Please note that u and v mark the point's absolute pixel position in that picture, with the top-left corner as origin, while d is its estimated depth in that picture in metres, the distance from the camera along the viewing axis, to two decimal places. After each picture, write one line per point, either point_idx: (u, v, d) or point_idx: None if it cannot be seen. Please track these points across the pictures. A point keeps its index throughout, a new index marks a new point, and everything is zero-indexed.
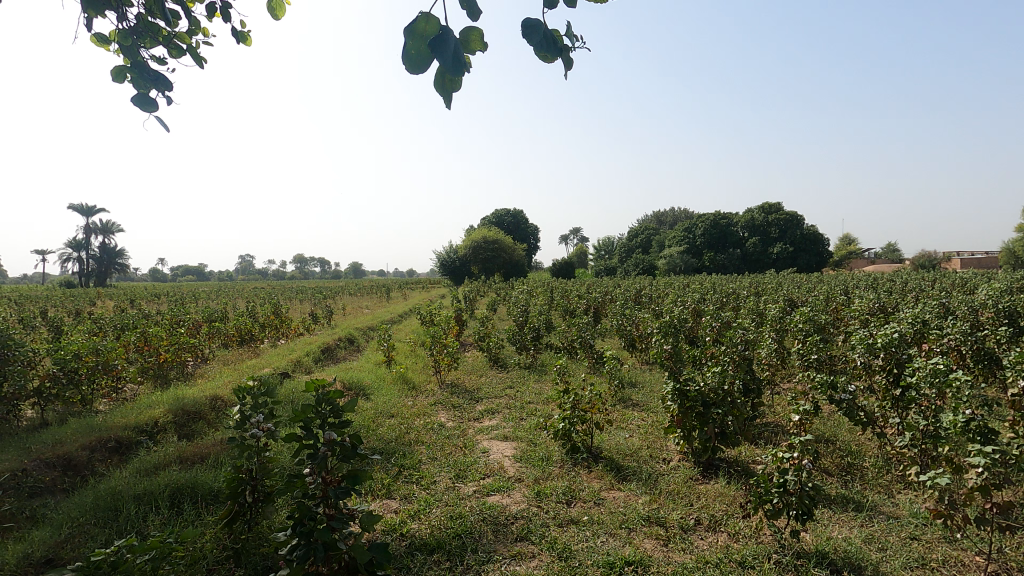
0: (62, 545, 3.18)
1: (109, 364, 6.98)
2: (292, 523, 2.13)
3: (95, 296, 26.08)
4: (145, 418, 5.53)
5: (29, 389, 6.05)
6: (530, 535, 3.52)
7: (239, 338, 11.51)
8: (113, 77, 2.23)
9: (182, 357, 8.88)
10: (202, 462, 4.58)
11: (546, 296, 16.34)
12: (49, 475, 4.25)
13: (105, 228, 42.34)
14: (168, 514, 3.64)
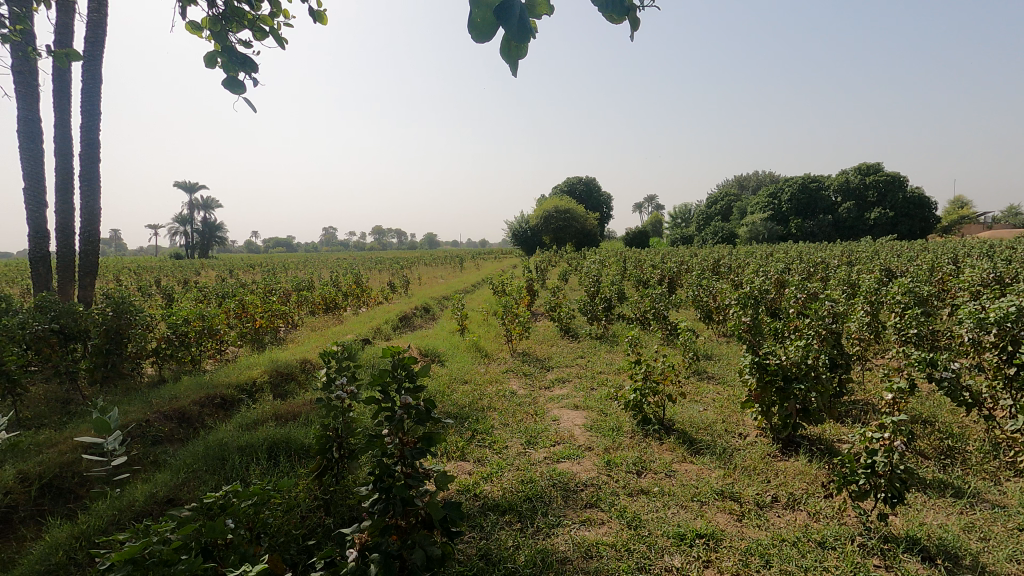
0: (180, 487, 3.60)
1: (213, 329, 7.68)
2: (373, 479, 2.27)
3: (202, 267, 28.48)
4: (246, 378, 6.08)
5: (149, 350, 6.81)
6: (600, 502, 3.56)
7: (325, 306, 12.27)
8: (206, 62, 2.38)
9: (274, 323, 9.62)
10: (295, 420, 4.97)
11: (619, 266, 16.05)
12: (168, 426, 4.80)
13: (206, 203, 45.91)
14: (267, 465, 4.01)
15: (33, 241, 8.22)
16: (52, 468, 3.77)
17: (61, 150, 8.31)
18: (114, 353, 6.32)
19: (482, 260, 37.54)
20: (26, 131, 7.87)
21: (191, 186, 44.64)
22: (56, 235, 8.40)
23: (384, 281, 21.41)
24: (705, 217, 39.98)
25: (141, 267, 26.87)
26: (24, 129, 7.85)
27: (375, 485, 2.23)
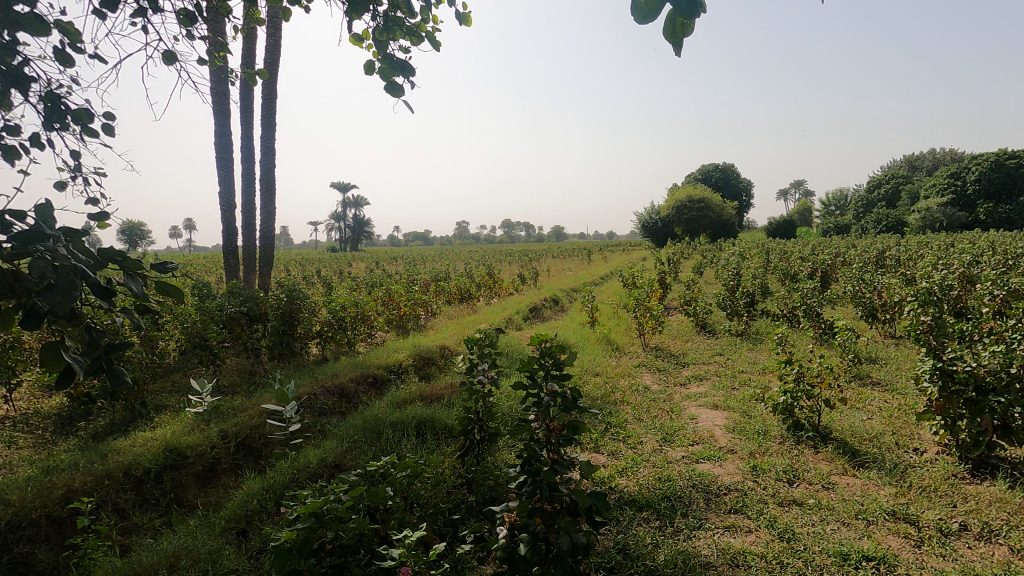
0: (345, 454, 4.03)
1: (365, 315, 8.46)
2: (521, 462, 2.35)
3: (353, 260, 31.53)
4: (394, 360, 6.62)
5: (314, 332, 7.70)
6: (746, 509, 3.34)
7: (460, 296, 12.93)
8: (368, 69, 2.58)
9: (416, 311, 10.34)
10: (439, 402, 5.31)
11: (762, 258, 14.84)
12: (331, 399, 5.40)
13: (356, 202, 50.65)
14: (416, 442, 4.33)
15: (225, 236, 9.69)
16: (245, 429, 4.43)
17: (246, 159, 9.68)
18: (288, 334, 7.25)
19: (609, 252, 36.98)
20: (221, 143, 9.29)
21: (344, 186, 49.55)
22: (242, 232, 9.80)
23: (514, 273, 21.98)
24: (865, 203, 35.43)
25: (304, 259, 30.47)
26: (219, 142, 9.27)
27: (523, 468, 2.31)
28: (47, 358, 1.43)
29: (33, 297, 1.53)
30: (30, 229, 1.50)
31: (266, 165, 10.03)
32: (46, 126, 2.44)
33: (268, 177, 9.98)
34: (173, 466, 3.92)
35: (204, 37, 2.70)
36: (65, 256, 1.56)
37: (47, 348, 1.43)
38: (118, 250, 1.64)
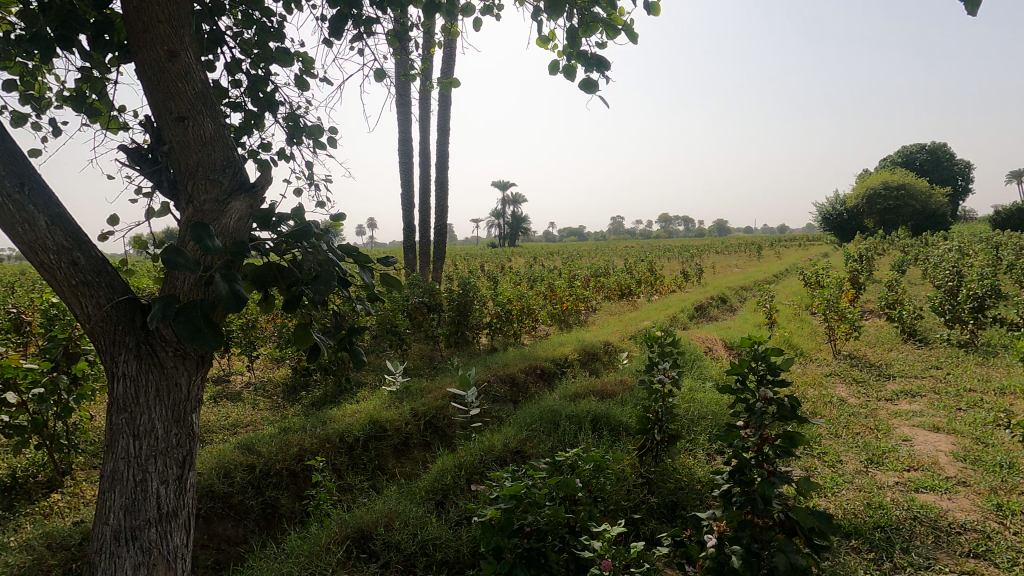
0: (526, 441, 4.22)
1: (530, 308, 8.77)
2: (730, 469, 2.24)
3: (512, 255, 32.87)
4: (560, 354, 6.75)
5: (485, 323, 8.18)
6: (991, 556, 2.79)
7: (620, 291, 12.75)
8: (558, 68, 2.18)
9: (578, 306, 10.43)
10: (612, 398, 5.29)
11: (991, 255, 12.27)
12: (504, 388, 5.69)
13: (514, 199, 52.73)
14: (593, 437, 4.37)
15: (405, 233, 10.73)
16: (433, 409, 4.87)
17: (425, 163, 10.59)
18: (462, 323, 7.80)
19: (783, 247, 33.61)
20: (404, 150, 10.29)
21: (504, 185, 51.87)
22: (420, 229, 10.76)
23: (675, 269, 21.09)
24: None
25: (469, 255, 32.58)
26: (403, 149, 10.26)
27: (734, 477, 2.19)
28: (299, 336, 1.83)
29: (301, 285, 1.82)
30: (301, 228, 1.80)
31: (441, 167, 10.88)
32: (290, 143, 2.90)
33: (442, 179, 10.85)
34: (377, 437, 4.46)
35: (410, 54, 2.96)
36: (325, 250, 1.85)
37: (301, 326, 1.84)
38: (353, 247, 1.98)
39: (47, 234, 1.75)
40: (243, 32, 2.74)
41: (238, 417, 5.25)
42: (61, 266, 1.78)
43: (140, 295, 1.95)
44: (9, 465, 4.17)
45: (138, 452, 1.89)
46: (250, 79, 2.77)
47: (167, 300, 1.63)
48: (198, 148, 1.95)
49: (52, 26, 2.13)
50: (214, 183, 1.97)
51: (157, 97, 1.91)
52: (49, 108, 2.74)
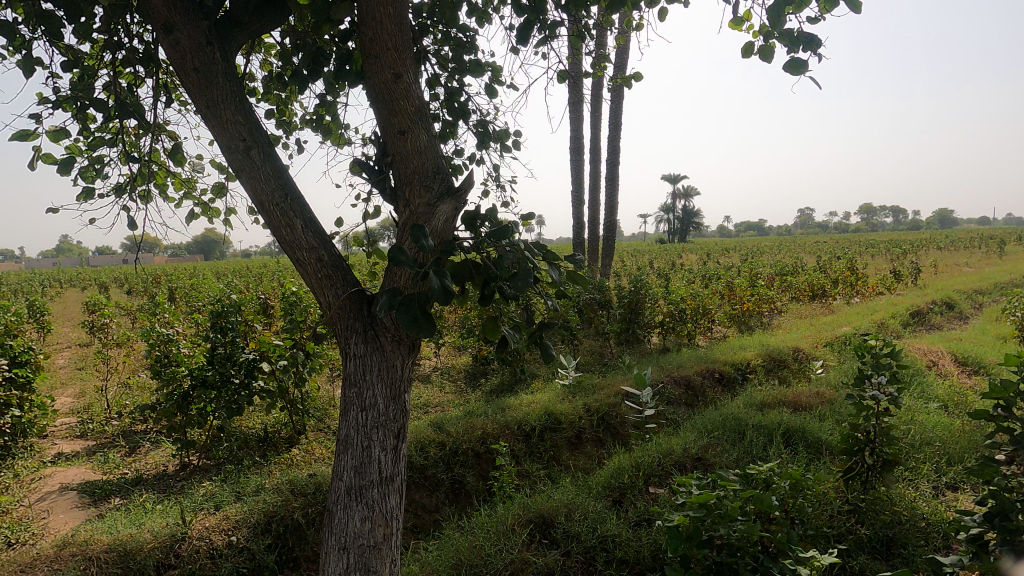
0: (708, 449, 4.01)
1: (706, 308, 8.30)
2: (985, 511, 1.99)
3: (683, 251, 31.37)
4: (741, 358, 6.28)
5: (657, 323, 7.95)
6: None
7: (811, 292, 11.40)
8: (759, 54, 1.81)
9: (761, 307, 9.57)
10: (807, 412, 4.77)
11: None
12: (678, 391, 5.48)
13: (685, 192, 50.26)
14: (786, 452, 3.99)
15: (575, 229, 10.87)
16: (605, 406, 4.89)
17: (595, 160, 10.61)
18: (633, 321, 7.68)
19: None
20: (576, 148, 10.42)
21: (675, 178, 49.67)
22: (589, 225, 10.82)
23: (881, 268, 18.19)
24: None
25: (636, 251, 31.89)
26: (575, 146, 10.40)
27: (992, 520, 1.94)
28: (490, 328, 1.90)
29: (497, 282, 1.83)
30: (500, 228, 1.84)
31: (611, 163, 10.80)
32: (480, 148, 3.11)
33: (613, 175, 10.74)
34: (552, 428, 4.63)
35: (592, 52, 2.99)
36: (523, 248, 1.88)
37: (492, 319, 1.90)
38: (543, 245, 1.96)
39: (302, 235, 2.12)
40: (442, 50, 3.00)
41: (428, 397, 5.85)
42: (311, 261, 2.13)
43: (366, 287, 2.25)
44: (263, 422, 5.19)
45: (364, 422, 2.19)
46: (446, 92, 3.02)
47: (392, 291, 1.74)
48: (414, 157, 2.17)
49: (304, 62, 2.59)
50: (426, 188, 2.18)
51: (384, 114, 2.17)
52: (295, 131, 3.32)
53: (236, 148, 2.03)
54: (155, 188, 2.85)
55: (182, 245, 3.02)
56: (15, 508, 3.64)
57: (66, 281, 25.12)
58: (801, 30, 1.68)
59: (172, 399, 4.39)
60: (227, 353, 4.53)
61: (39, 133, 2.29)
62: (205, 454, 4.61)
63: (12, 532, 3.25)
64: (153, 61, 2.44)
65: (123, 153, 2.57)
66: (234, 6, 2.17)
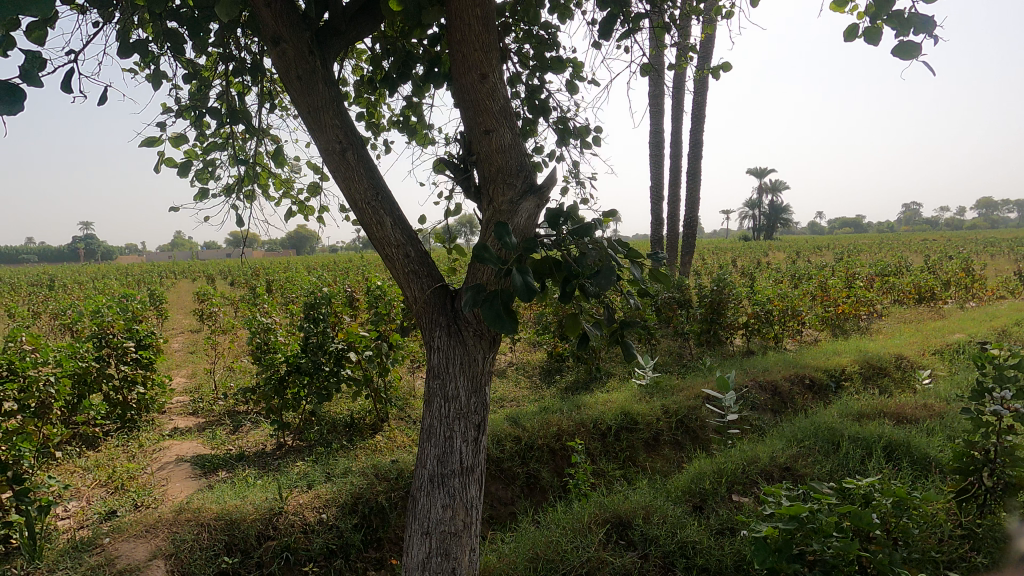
0: (797, 459, 3.80)
1: (796, 310, 7.82)
2: None
3: (769, 249, 29.69)
4: (835, 364, 5.87)
5: (741, 324, 7.59)
6: None
7: (918, 295, 10.43)
8: (863, 36, 1.67)
9: (859, 310, 8.89)
10: (911, 425, 4.38)
11: None
12: (764, 396, 5.22)
13: (773, 186, 47.52)
14: (887, 467, 3.69)
15: (653, 226, 10.60)
16: (685, 409, 4.75)
17: (676, 154, 10.28)
18: (715, 322, 7.38)
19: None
20: (655, 142, 10.14)
21: (762, 172, 47.10)
22: (668, 222, 10.51)
23: (1003, 270, 16.31)
24: None
25: (718, 248, 30.56)
26: (654, 141, 10.12)
27: None
28: (569, 325, 1.88)
29: (580, 280, 1.83)
30: (582, 226, 1.83)
31: (693, 157, 10.42)
32: (560, 145, 3.10)
33: (694, 169, 10.37)
34: (629, 428, 4.55)
35: (677, 44, 2.91)
36: (606, 246, 1.85)
37: (572, 316, 1.88)
38: (626, 243, 1.93)
39: (391, 232, 2.21)
40: (523, 48, 3.03)
41: (504, 392, 5.95)
42: (399, 257, 2.23)
43: (449, 282, 2.32)
44: (350, 408, 5.49)
45: (447, 413, 2.26)
46: (527, 90, 3.05)
47: (476, 287, 1.75)
48: (498, 155, 2.21)
49: (394, 66, 2.71)
50: (509, 186, 2.21)
51: (470, 114, 2.22)
52: (383, 132, 3.47)
53: (333, 150, 2.16)
54: (259, 188, 3.09)
55: (281, 241, 3.25)
56: (140, 474, 4.10)
57: (180, 273, 27.77)
58: (913, 10, 1.53)
59: (270, 383, 4.75)
60: (318, 343, 4.83)
61: (164, 139, 2.55)
62: (299, 435, 4.95)
63: (139, 496, 3.66)
64: (259, 70, 2.64)
65: (233, 156, 2.80)
66: (333, 15, 2.31)
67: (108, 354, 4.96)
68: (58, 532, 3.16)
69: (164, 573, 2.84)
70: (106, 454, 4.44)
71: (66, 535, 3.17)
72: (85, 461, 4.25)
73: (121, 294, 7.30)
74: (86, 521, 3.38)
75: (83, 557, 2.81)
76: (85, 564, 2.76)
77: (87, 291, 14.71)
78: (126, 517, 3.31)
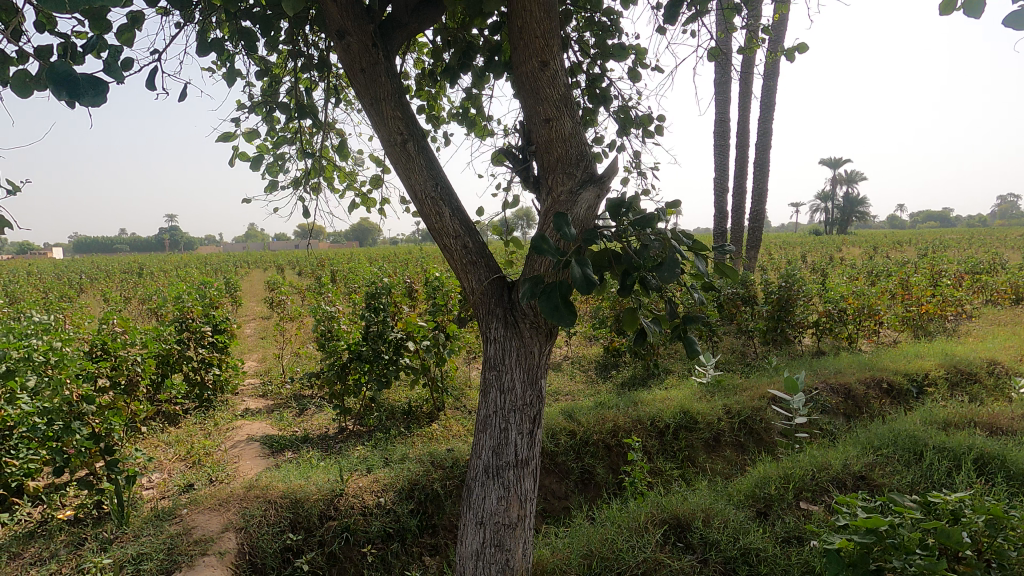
0: (874, 468, 3.55)
1: (873, 308, 7.32)
2: None
3: (844, 244, 27.88)
4: (917, 367, 5.45)
5: (811, 322, 7.20)
6: None
7: (1015, 295, 9.53)
8: (967, 7, 1.50)
9: (945, 310, 8.22)
10: (1006, 436, 4.01)
11: None
12: (835, 399, 4.93)
13: (848, 178, 44.77)
14: (977, 481, 3.39)
15: (716, 219, 10.20)
16: (748, 409, 4.56)
17: (742, 144, 9.82)
18: (783, 320, 7.02)
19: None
20: (720, 132, 9.74)
21: (835, 162, 44.42)
22: (732, 215, 10.10)
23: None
24: None
25: (785, 242, 29.19)
26: (719, 130, 9.72)
27: None
28: (628, 319, 1.81)
29: (641, 272, 1.76)
30: (643, 217, 1.76)
31: (761, 146, 9.94)
32: (621, 135, 3.02)
33: (762, 160, 9.89)
34: (688, 427, 4.41)
35: (748, 25, 2.74)
36: (670, 236, 1.77)
37: (631, 310, 1.82)
38: (691, 235, 1.83)
39: (449, 223, 2.22)
40: (584, 36, 2.95)
41: (559, 386, 5.91)
42: (457, 248, 2.23)
43: (507, 273, 2.30)
44: (408, 397, 5.62)
45: (502, 404, 2.26)
46: (588, 78, 2.97)
47: (533, 278, 1.71)
48: (559, 145, 2.16)
49: (454, 57, 2.71)
50: (569, 176, 2.17)
51: (530, 103, 2.18)
52: (443, 125, 3.49)
53: (394, 141, 2.19)
54: (325, 181, 3.18)
55: (345, 233, 3.34)
56: (215, 451, 4.36)
57: (253, 263, 29.32)
58: None
59: (333, 369, 4.93)
60: (378, 331, 4.97)
61: (237, 134, 2.67)
62: (359, 421, 5.12)
63: (213, 471, 3.89)
64: (326, 66, 2.71)
65: (300, 150, 2.90)
66: (396, 8, 2.33)
67: (187, 337, 5.30)
68: (143, 501, 3.41)
69: (236, 545, 3.00)
70: (185, 431, 4.76)
71: (149, 504, 3.42)
72: (167, 436, 4.57)
73: (200, 281, 7.78)
74: (167, 492, 3.63)
75: (163, 526, 3.03)
76: (166, 532, 2.96)
77: (169, 279, 15.78)
78: (201, 491, 3.54)
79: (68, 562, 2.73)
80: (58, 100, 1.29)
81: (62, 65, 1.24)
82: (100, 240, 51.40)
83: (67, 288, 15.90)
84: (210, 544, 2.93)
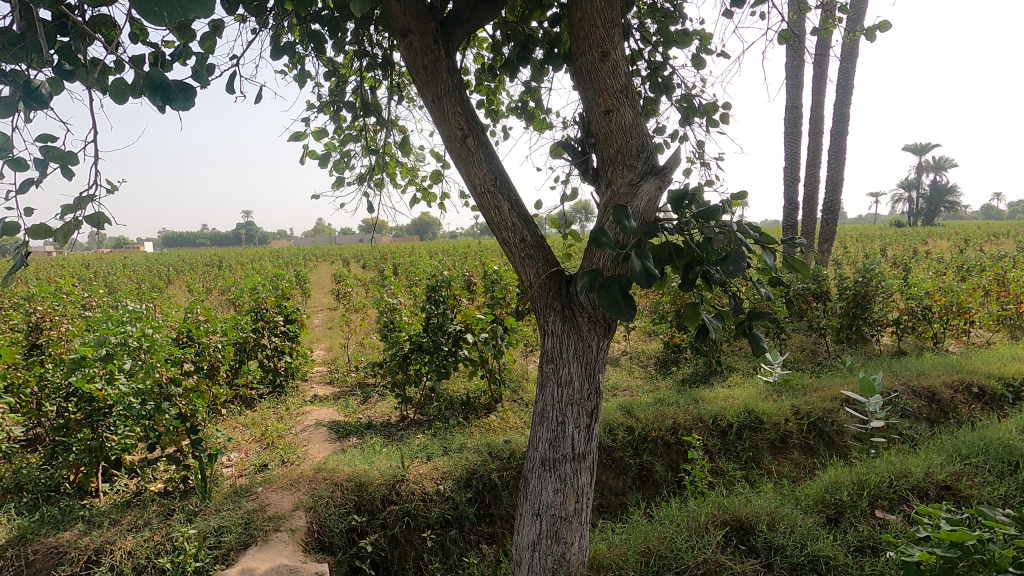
0: (960, 478, 3.30)
1: (963, 306, 6.76)
2: None
3: (931, 236, 25.86)
4: (1014, 370, 4.99)
5: (890, 321, 6.75)
6: None
7: None
8: None
9: None
10: None
11: None
12: (918, 403, 4.60)
13: (937, 164, 41.48)
14: None
15: (786, 211, 9.71)
16: (819, 411, 4.35)
17: (816, 130, 9.29)
18: (859, 317, 6.61)
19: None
20: (791, 118, 9.25)
21: (922, 147, 41.22)
22: (804, 206, 9.58)
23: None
24: None
25: (863, 235, 27.54)
26: (791, 117, 9.23)
27: None
28: (689, 314, 1.76)
29: (704, 266, 1.70)
30: (706, 209, 1.70)
31: (836, 132, 9.38)
32: (684, 124, 2.93)
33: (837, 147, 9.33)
34: (753, 427, 4.25)
35: (824, 3, 2.57)
36: (734, 229, 1.70)
37: (692, 305, 1.77)
38: (757, 227, 1.75)
39: (508, 216, 2.23)
40: (646, 23, 2.88)
41: (617, 380, 5.85)
42: (516, 240, 2.24)
43: (565, 266, 2.29)
44: (466, 388, 5.73)
45: (560, 398, 2.26)
46: (649, 67, 2.90)
47: (592, 272, 1.69)
48: (619, 136, 2.13)
49: (514, 51, 2.71)
50: (630, 167, 2.13)
51: (590, 94, 2.16)
52: (501, 118, 3.51)
53: (454, 136, 2.22)
54: (388, 176, 3.27)
55: (406, 227, 3.43)
56: (287, 434, 4.62)
57: (320, 257, 30.66)
58: None
59: (395, 359, 5.06)
60: (439, 323, 5.09)
61: (307, 134, 2.81)
62: (420, 409, 5.26)
63: (285, 453, 4.11)
64: (390, 64, 2.78)
65: (365, 146, 3.01)
66: (456, 4, 2.36)
67: (262, 326, 5.63)
68: (223, 478, 3.68)
69: (305, 523, 3.17)
70: (260, 414, 5.07)
71: (229, 481, 3.67)
72: (244, 419, 4.89)
73: (274, 274, 8.24)
74: (244, 470, 3.89)
75: (241, 502, 3.25)
76: (243, 508, 3.18)
77: (246, 272, 16.79)
78: (274, 471, 3.76)
79: (159, 530, 2.96)
80: (152, 105, 1.39)
81: (157, 74, 1.33)
82: (185, 235, 55.23)
83: (157, 279, 17.24)
84: (282, 521, 3.11)
